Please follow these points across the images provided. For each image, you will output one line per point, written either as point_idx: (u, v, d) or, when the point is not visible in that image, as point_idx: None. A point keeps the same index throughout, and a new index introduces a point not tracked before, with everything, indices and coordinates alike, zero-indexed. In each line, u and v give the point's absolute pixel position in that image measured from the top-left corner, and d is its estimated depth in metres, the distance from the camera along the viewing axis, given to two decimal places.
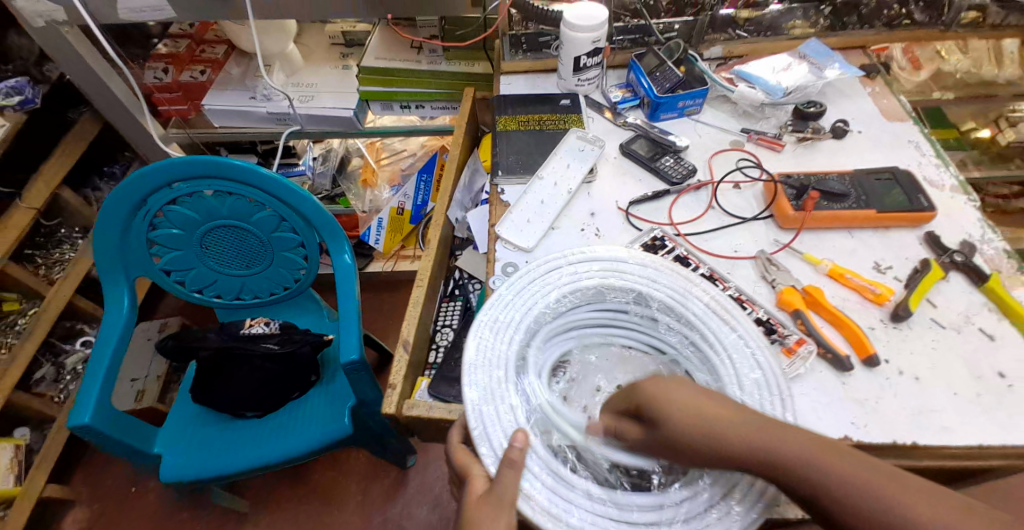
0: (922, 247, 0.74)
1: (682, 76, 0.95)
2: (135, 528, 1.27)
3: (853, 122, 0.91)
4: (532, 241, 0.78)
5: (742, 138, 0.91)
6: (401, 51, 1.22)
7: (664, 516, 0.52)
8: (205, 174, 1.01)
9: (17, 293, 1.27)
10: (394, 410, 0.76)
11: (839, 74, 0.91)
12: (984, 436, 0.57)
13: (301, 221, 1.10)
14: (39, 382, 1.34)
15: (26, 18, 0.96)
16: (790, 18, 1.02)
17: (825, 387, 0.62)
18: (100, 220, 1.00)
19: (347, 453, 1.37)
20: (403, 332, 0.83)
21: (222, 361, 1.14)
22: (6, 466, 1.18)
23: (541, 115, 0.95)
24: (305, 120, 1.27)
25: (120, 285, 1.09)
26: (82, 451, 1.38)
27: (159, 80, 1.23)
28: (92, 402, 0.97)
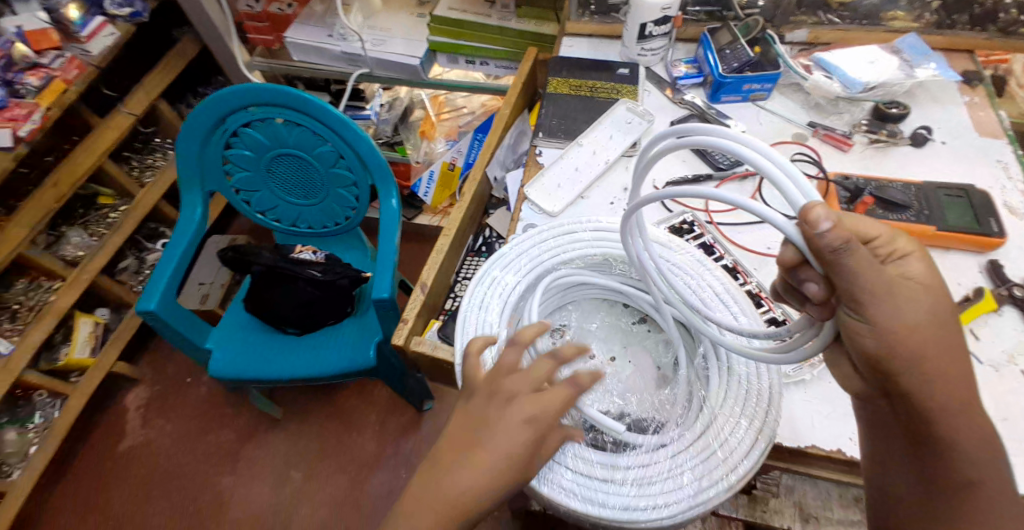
0: (981, 275, 0.67)
1: (755, 56, 0.88)
2: (184, 413, 1.43)
3: (938, 132, 0.82)
4: (559, 206, 0.78)
5: (807, 132, 0.85)
6: (474, 4, 1.21)
7: (619, 476, 0.52)
8: (279, 103, 1.06)
9: (112, 190, 1.43)
10: (402, 343, 0.80)
11: (932, 75, 0.83)
12: None
13: (357, 160, 1.14)
14: (122, 271, 1.50)
15: None
16: (891, 8, 0.93)
17: (830, 399, 0.59)
18: (185, 133, 1.10)
19: (375, 383, 1.46)
20: (423, 275, 0.86)
21: (270, 277, 1.21)
22: (86, 338, 1.36)
23: (594, 81, 0.92)
24: (374, 63, 1.29)
25: (195, 194, 1.19)
26: (150, 338, 1.55)
27: (251, 8, 1.30)
28: (159, 292, 1.09)
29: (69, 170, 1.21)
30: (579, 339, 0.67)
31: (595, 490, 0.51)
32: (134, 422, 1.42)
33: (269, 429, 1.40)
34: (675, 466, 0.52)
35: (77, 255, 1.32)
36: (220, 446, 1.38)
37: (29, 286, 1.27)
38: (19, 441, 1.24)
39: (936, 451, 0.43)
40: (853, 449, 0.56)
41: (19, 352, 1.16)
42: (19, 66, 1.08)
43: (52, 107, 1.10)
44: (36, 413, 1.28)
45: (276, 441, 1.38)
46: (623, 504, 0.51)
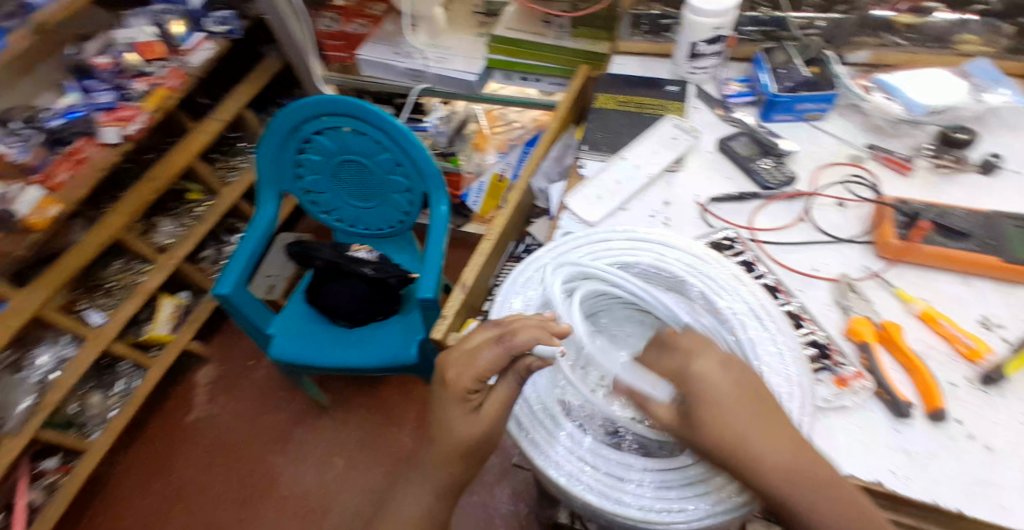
0: None
1: (811, 76, 0.86)
2: (240, 395, 1.53)
3: (1010, 159, 0.78)
4: (598, 216, 0.79)
5: (865, 154, 0.82)
6: (529, 25, 1.27)
7: (635, 476, 0.52)
8: (347, 113, 1.15)
9: (200, 187, 1.58)
10: (440, 336, 0.82)
11: (1004, 100, 0.79)
12: None
13: (413, 168, 1.21)
14: (203, 260, 1.64)
15: None
16: (962, 31, 0.90)
17: (872, 427, 0.56)
18: (263, 138, 1.20)
19: (415, 384, 1.50)
20: (464, 275, 0.89)
21: (329, 273, 1.29)
22: (168, 317, 1.48)
23: (641, 98, 0.93)
24: (436, 80, 1.37)
25: (267, 194, 1.29)
26: (220, 322, 1.68)
27: (329, 28, 1.41)
28: (231, 279, 1.19)
29: (165, 166, 1.36)
30: (608, 345, 0.68)
31: (609, 486, 0.52)
32: (202, 397, 1.53)
33: (317, 418, 1.46)
34: (693, 474, 0.52)
35: (166, 242, 1.47)
36: (273, 427, 1.46)
37: (123, 266, 1.42)
38: (101, 405, 1.37)
39: (798, 523, 0.45)
40: (894, 483, 0.52)
41: (110, 324, 1.29)
42: (129, 73, 1.24)
43: (156, 109, 1.22)
44: (120, 381, 1.41)
45: (323, 429, 1.44)
46: (639, 505, 0.51)
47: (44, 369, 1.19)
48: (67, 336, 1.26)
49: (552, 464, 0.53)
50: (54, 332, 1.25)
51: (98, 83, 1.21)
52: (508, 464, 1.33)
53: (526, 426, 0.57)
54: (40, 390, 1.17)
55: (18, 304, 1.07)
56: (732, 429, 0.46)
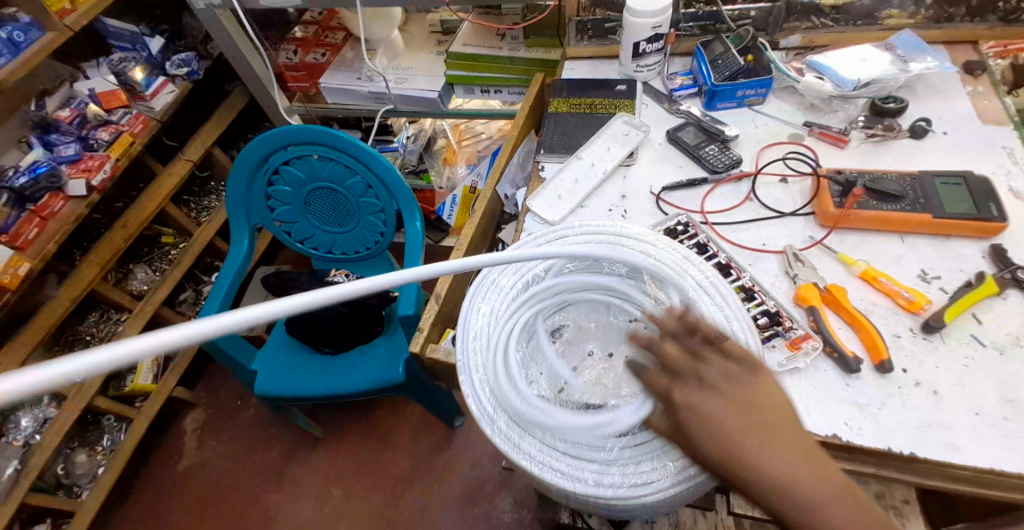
0: (984, 260, 0.68)
1: (747, 64, 0.91)
2: (233, 433, 1.54)
3: (939, 123, 0.82)
4: (559, 215, 0.83)
5: (802, 132, 0.87)
6: (486, 39, 1.30)
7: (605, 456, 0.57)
8: (313, 141, 1.17)
9: (173, 229, 1.59)
10: (419, 349, 0.85)
11: (928, 68, 0.83)
12: (996, 460, 0.54)
13: (383, 188, 1.23)
14: (182, 303, 1.65)
15: (192, 1, 1.17)
16: (886, 7, 0.94)
17: (826, 386, 0.61)
18: (233, 174, 1.22)
19: (409, 402, 1.51)
20: (437, 287, 0.92)
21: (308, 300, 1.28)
22: (151, 364, 1.48)
23: (593, 99, 0.98)
24: (399, 100, 1.40)
25: (241, 228, 1.30)
26: (204, 365, 1.68)
27: (290, 60, 1.45)
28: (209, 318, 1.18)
29: (134, 214, 1.36)
30: (578, 337, 0.72)
31: (568, 472, 0.56)
32: (191, 443, 1.53)
33: (311, 448, 1.47)
34: (657, 449, 0.56)
35: (142, 288, 1.47)
36: (268, 465, 1.46)
37: (99, 318, 1.42)
38: (88, 463, 1.37)
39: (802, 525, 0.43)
40: (850, 434, 0.58)
41: (91, 378, 1.29)
42: (92, 124, 1.27)
43: (121, 156, 1.26)
44: (105, 436, 1.41)
45: (318, 457, 1.46)
46: (599, 482, 0.55)
47: (27, 431, 1.22)
48: (48, 395, 1.27)
49: (525, 456, 0.57)
50: (34, 393, 1.27)
51: (62, 136, 1.23)
52: (506, 472, 1.36)
53: (486, 408, 0.61)
54: (24, 454, 1.18)
55: None
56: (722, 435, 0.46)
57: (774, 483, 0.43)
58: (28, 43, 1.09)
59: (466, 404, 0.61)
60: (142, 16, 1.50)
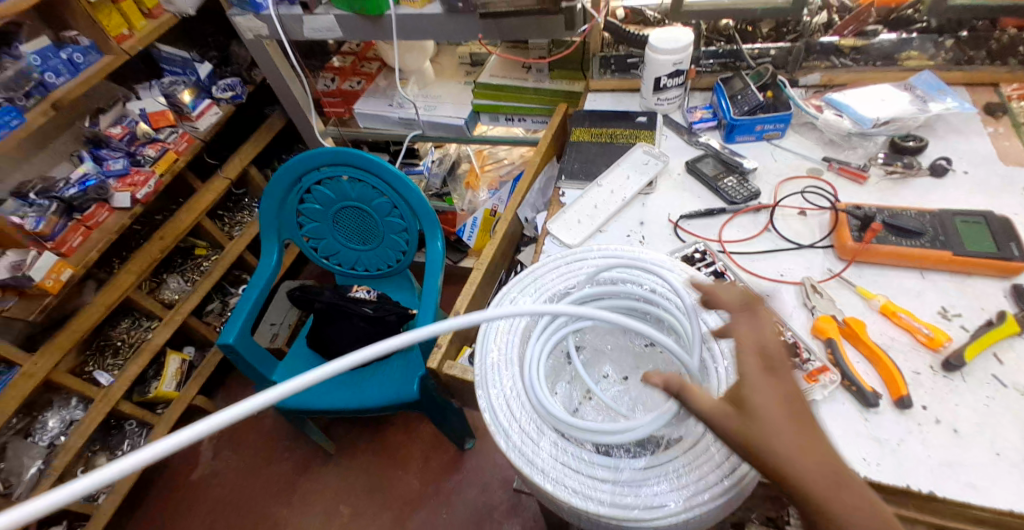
0: (1006, 299, 0.67)
1: (766, 100, 0.93)
2: (247, 445, 1.55)
3: (959, 162, 0.83)
4: (579, 238, 0.85)
5: (822, 166, 0.88)
6: (512, 70, 1.35)
7: (619, 477, 0.57)
8: (345, 162, 1.23)
9: (206, 242, 1.66)
10: (436, 365, 0.86)
11: (948, 108, 0.84)
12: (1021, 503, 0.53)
13: (408, 209, 1.27)
14: (209, 313, 1.70)
15: (240, 31, 1.26)
16: (905, 49, 0.96)
17: (843, 419, 0.61)
18: (268, 191, 1.28)
19: (421, 422, 1.52)
20: (457, 304, 0.94)
21: (329, 315, 1.31)
22: (174, 373, 1.52)
23: (615, 129, 1.01)
24: (427, 126, 1.46)
25: (271, 242, 1.35)
26: (225, 376, 1.72)
27: (327, 87, 1.52)
28: (236, 328, 1.22)
29: (171, 227, 1.43)
30: (594, 360, 0.72)
31: (580, 489, 0.56)
32: (205, 453, 1.56)
33: (323, 463, 1.48)
34: (669, 473, 0.56)
35: (173, 298, 1.53)
36: (280, 478, 1.47)
37: (131, 325, 1.48)
38: None
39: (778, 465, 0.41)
40: (869, 470, 0.57)
41: (117, 383, 1.34)
42: (141, 141, 1.34)
43: (164, 173, 1.35)
44: (126, 442, 1.44)
45: (330, 472, 1.46)
46: (611, 501, 0.55)
47: (53, 433, 1.26)
48: (76, 398, 1.32)
49: (539, 471, 0.58)
50: (63, 396, 1.31)
51: (112, 151, 1.31)
52: (516, 498, 1.34)
53: (501, 422, 0.62)
54: (48, 453, 1.22)
55: (28, 369, 1.13)
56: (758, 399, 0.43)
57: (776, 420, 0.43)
58: (87, 64, 1.19)
59: (482, 416, 0.62)
60: (194, 43, 1.61)
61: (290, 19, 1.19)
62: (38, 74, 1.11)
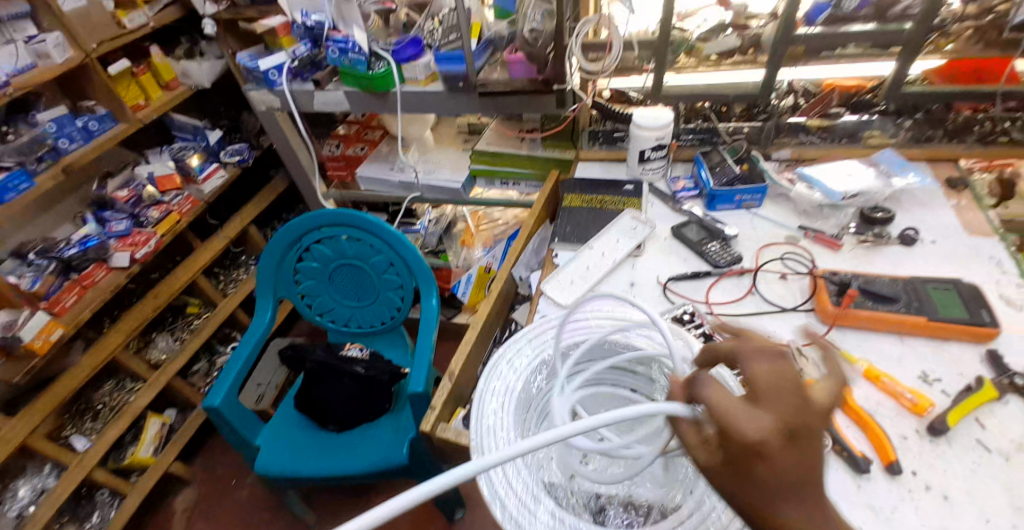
0: (982, 364, 0.70)
1: (742, 173, 1.01)
2: (227, 516, 1.48)
3: (926, 232, 0.88)
4: (571, 299, 0.88)
5: (799, 234, 0.93)
6: (506, 140, 1.43)
7: None
8: (345, 223, 1.26)
9: (199, 299, 1.66)
10: (428, 428, 0.86)
11: (909, 183, 0.92)
12: None
13: (404, 267, 1.30)
14: (195, 373, 1.67)
15: (255, 103, 1.35)
16: (867, 128, 1.04)
17: (835, 486, 0.61)
18: (267, 250, 1.31)
19: (407, 491, 1.46)
20: (451, 365, 0.94)
21: (320, 374, 1.29)
22: (153, 437, 1.48)
23: (603, 196, 1.07)
24: (425, 189, 1.52)
25: (267, 299, 1.36)
26: (206, 439, 1.66)
27: (332, 152, 1.60)
28: (224, 389, 1.20)
29: (166, 285, 1.45)
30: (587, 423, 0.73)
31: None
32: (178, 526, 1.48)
33: None
34: None
35: (160, 357, 1.51)
36: None
37: (114, 386, 1.45)
38: None
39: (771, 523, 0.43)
40: None
41: (94, 448, 1.30)
42: (146, 203, 1.39)
43: (165, 234, 1.37)
44: (96, 512, 1.37)
45: None
46: None
47: (23, 501, 1.20)
48: (50, 465, 1.27)
49: None
50: (37, 462, 1.26)
51: (116, 213, 1.35)
52: None
53: (497, 490, 0.61)
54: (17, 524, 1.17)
55: (6, 433, 1.10)
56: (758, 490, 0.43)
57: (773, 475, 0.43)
58: (100, 131, 1.25)
59: (477, 484, 0.61)
60: (205, 112, 1.70)
61: (303, 92, 1.28)
62: (52, 140, 1.16)
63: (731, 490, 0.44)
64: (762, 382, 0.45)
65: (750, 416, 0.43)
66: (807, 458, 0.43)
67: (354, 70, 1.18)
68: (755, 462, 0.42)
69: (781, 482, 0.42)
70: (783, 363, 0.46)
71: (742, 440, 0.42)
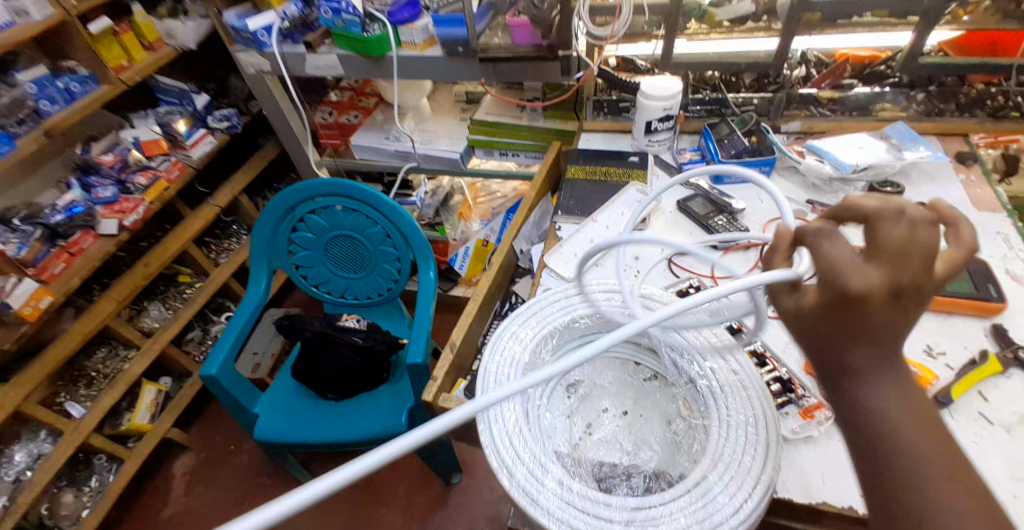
0: (986, 338, 0.70)
1: (751, 145, 0.99)
2: (225, 481, 1.49)
3: (934, 207, 0.88)
4: (575, 273, 0.87)
5: (806, 208, 0.93)
6: (507, 109, 1.39)
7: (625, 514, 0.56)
8: (340, 192, 1.23)
9: (190, 269, 1.63)
10: (431, 398, 0.86)
11: (922, 156, 0.90)
12: None
13: (402, 238, 1.28)
14: (189, 341, 1.65)
15: (243, 66, 1.29)
16: (879, 101, 1.02)
17: (839, 456, 0.62)
18: (260, 220, 1.28)
19: (405, 458, 1.47)
20: (452, 335, 0.93)
21: (317, 344, 1.28)
22: (149, 403, 1.47)
23: (607, 167, 1.05)
24: (422, 158, 1.48)
25: (261, 270, 1.34)
26: (204, 405, 1.66)
27: (325, 119, 1.55)
28: (220, 358, 1.19)
29: (157, 254, 1.42)
30: (592, 394, 0.72)
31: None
32: (177, 489, 1.49)
33: None
34: (675, 507, 0.56)
35: (153, 326, 1.49)
36: None
37: (106, 354, 1.43)
38: (74, 504, 1.33)
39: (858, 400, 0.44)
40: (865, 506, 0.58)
41: (89, 415, 1.29)
42: (132, 168, 1.34)
43: (153, 200, 1.34)
44: (95, 477, 1.38)
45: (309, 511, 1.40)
46: None
47: (19, 467, 1.19)
48: (45, 432, 1.26)
49: (544, 511, 0.57)
50: (33, 428, 1.25)
51: (102, 178, 1.30)
52: None
53: (505, 460, 0.61)
54: (13, 490, 1.17)
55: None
56: (845, 338, 0.44)
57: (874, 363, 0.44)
58: (83, 94, 1.20)
59: (483, 449, 0.62)
60: (191, 76, 1.63)
61: (294, 57, 1.23)
62: (33, 101, 1.12)
63: (820, 337, 0.46)
64: (891, 243, 0.42)
65: (858, 271, 0.43)
66: (907, 318, 0.43)
67: (348, 32, 1.12)
68: (854, 311, 0.43)
69: (869, 351, 0.44)
70: (906, 226, 0.42)
71: (844, 290, 0.43)
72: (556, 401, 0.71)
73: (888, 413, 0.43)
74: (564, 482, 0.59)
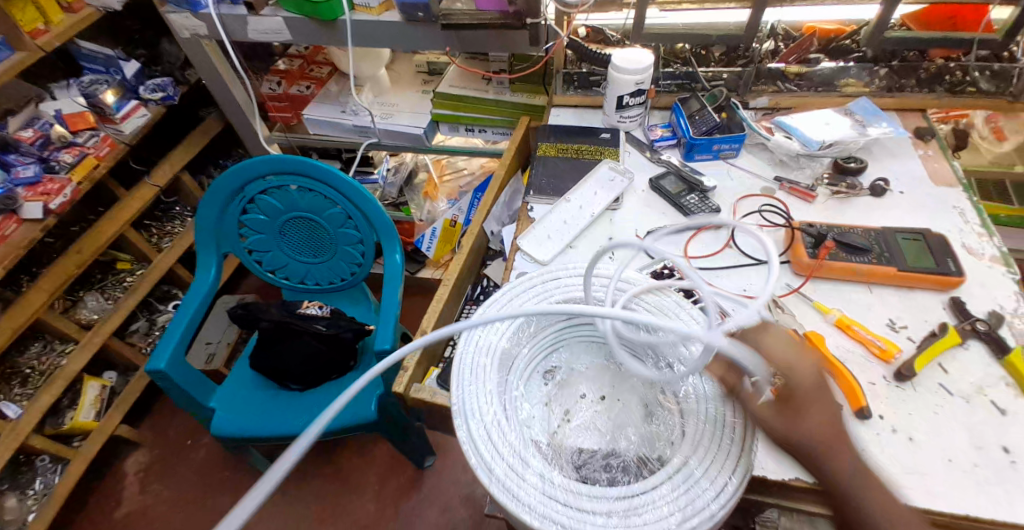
0: (945, 311, 0.73)
1: (721, 121, 0.98)
2: (184, 476, 1.42)
3: (895, 183, 0.90)
4: (549, 255, 0.85)
5: (774, 186, 0.93)
6: (472, 82, 1.32)
7: (609, 505, 0.56)
8: (294, 171, 1.15)
9: (130, 255, 1.50)
10: (402, 389, 0.83)
11: (885, 132, 0.92)
12: (974, 507, 0.57)
13: (364, 219, 1.21)
14: (134, 333, 1.55)
15: (176, 29, 1.17)
16: (843, 76, 1.03)
17: None
18: (206, 201, 1.18)
19: (375, 444, 1.45)
20: (423, 323, 0.90)
21: (277, 334, 1.21)
22: (92, 400, 1.37)
23: (580, 146, 1.02)
24: (382, 134, 1.41)
25: (211, 256, 1.25)
26: (154, 399, 1.57)
27: (273, 90, 1.43)
28: (168, 352, 1.11)
29: (91, 239, 1.29)
30: (571, 380, 0.71)
31: (571, 523, 0.55)
32: (131, 488, 1.41)
33: (268, 492, 1.38)
34: (658, 495, 0.56)
35: (92, 318, 1.37)
36: (220, 510, 1.36)
37: (41, 349, 1.32)
38: (17, 509, 1.24)
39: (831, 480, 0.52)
40: None
41: (27, 416, 1.19)
42: (56, 146, 1.21)
43: (83, 180, 1.21)
44: (37, 479, 1.28)
45: (274, 503, 1.36)
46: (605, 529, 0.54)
47: None
48: None
49: (525, 508, 0.56)
50: None
51: (22, 157, 1.17)
52: (481, 515, 1.32)
53: (484, 456, 0.59)
54: None
55: None
56: (798, 427, 0.53)
57: (826, 444, 0.53)
58: None
59: (462, 448, 0.60)
60: (119, 40, 1.48)
61: (233, 19, 1.12)
62: None
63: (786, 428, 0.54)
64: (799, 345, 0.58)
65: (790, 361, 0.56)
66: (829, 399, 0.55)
67: None
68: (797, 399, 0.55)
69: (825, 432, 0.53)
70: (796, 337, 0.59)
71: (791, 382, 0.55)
72: (533, 390, 0.70)
73: (856, 486, 0.51)
74: (546, 476, 0.58)
